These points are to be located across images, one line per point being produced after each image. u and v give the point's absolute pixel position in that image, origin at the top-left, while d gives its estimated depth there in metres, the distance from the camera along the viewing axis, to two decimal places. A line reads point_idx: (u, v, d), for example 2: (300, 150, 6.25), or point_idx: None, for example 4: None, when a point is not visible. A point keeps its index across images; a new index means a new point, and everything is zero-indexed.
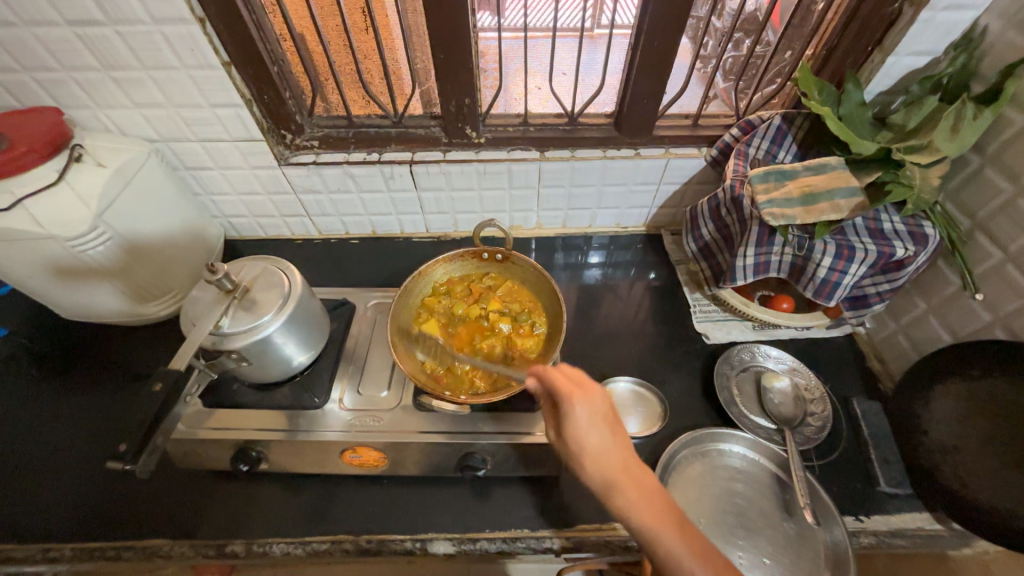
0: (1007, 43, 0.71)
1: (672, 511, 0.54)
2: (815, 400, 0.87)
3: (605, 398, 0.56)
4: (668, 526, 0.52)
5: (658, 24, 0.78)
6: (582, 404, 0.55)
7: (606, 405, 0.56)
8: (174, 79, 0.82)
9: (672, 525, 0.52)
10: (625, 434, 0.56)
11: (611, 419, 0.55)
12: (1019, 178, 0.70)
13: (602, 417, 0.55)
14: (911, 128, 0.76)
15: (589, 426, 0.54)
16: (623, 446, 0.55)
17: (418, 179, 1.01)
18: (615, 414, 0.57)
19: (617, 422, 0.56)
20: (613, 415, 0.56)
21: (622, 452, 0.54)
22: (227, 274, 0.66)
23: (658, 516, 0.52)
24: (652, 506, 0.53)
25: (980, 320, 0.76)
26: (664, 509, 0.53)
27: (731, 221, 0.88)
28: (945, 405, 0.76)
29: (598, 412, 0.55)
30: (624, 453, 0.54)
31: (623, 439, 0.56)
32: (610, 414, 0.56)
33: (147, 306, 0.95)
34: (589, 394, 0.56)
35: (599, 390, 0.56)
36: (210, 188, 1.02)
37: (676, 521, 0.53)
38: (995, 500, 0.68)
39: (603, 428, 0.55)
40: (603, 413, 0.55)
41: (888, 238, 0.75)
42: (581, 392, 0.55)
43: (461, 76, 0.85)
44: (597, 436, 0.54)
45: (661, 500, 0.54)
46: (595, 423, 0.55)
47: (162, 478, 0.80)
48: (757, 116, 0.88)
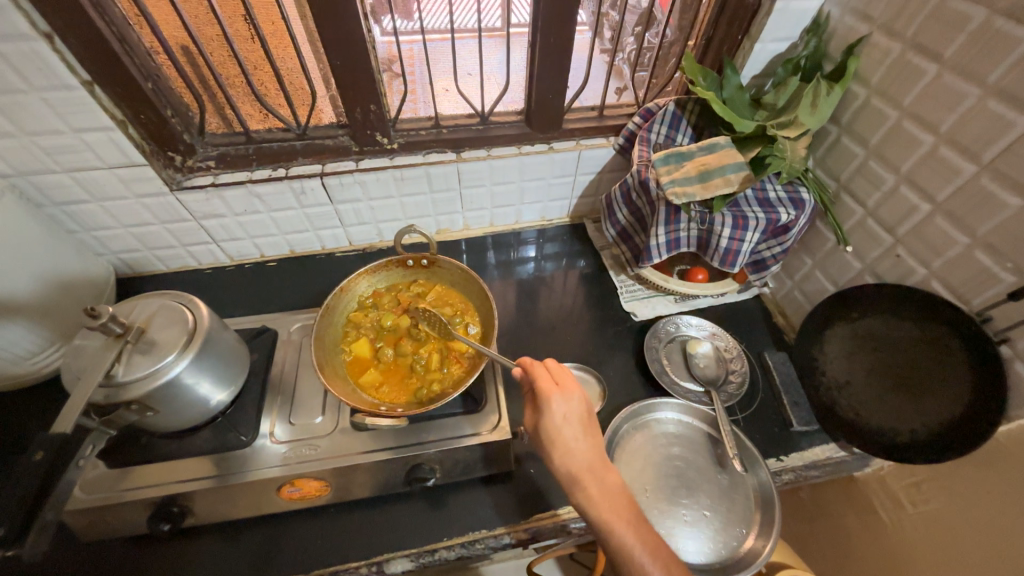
0: (847, 27, 0.81)
1: (627, 506, 0.61)
2: (734, 359, 0.95)
3: (581, 397, 0.65)
4: (620, 519, 0.60)
5: (550, 22, 0.80)
6: (559, 401, 0.63)
7: (581, 405, 0.64)
8: (22, 104, 0.72)
9: (624, 518, 0.60)
10: (594, 433, 0.65)
11: (582, 416, 0.64)
12: (868, 142, 0.81)
13: (575, 414, 0.64)
14: (780, 107, 0.85)
15: (563, 422, 0.63)
16: (590, 445, 0.63)
17: (332, 191, 0.97)
18: (589, 415, 0.65)
19: (589, 422, 0.65)
20: (586, 414, 0.64)
21: (587, 449, 0.63)
22: (113, 317, 0.59)
23: (613, 509, 0.60)
24: (608, 499, 0.60)
25: (854, 269, 0.87)
26: (620, 504, 0.61)
27: (641, 204, 0.94)
28: (835, 346, 0.86)
29: (572, 409, 0.64)
30: (589, 452, 0.63)
31: (593, 438, 0.64)
32: (584, 414, 0.64)
33: (24, 362, 0.82)
34: (566, 392, 0.64)
35: (576, 390, 0.65)
36: (89, 223, 0.90)
37: (629, 516, 0.60)
38: (882, 422, 0.79)
39: (575, 425, 0.63)
40: (576, 411, 0.64)
41: (773, 206, 0.84)
42: (560, 390, 0.64)
43: (363, 84, 0.83)
44: (568, 430, 0.63)
45: (619, 499, 0.61)
46: (568, 420, 0.63)
47: (66, 559, 0.70)
48: (655, 103, 0.94)
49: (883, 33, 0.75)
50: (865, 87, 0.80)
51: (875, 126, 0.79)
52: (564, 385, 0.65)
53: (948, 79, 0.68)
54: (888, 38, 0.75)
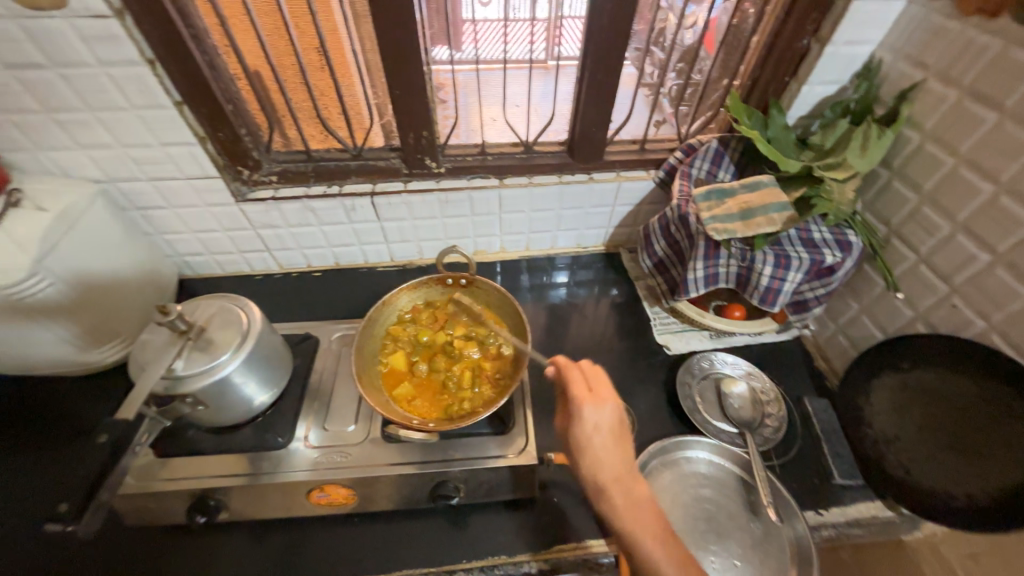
0: (900, 72, 0.81)
1: (655, 521, 0.59)
2: (771, 402, 0.92)
3: (615, 408, 0.63)
4: (648, 533, 0.58)
5: (599, 59, 0.84)
6: (592, 410, 0.62)
7: (614, 415, 0.63)
8: (122, 120, 0.81)
9: (651, 533, 0.58)
10: (625, 444, 0.63)
11: (614, 426, 0.62)
12: (921, 188, 0.79)
13: (607, 424, 0.62)
14: (828, 148, 0.85)
15: (594, 431, 0.62)
16: (622, 456, 0.61)
17: (380, 209, 1.02)
18: (621, 426, 0.63)
19: (622, 433, 0.63)
20: (619, 425, 0.63)
21: (618, 460, 0.61)
22: (180, 315, 0.64)
23: (640, 523, 0.58)
24: (636, 512, 0.59)
25: (905, 317, 0.84)
26: (648, 518, 0.59)
27: (680, 237, 0.94)
28: (884, 397, 0.82)
29: (605, 419, 0.62)
30: (619, 463, 0.61)
31: (624, 449, 0.62)
32: (616, 424, 0.63)
33: (92, 352, 0.89)
34: (600, 401, 0.63)
35: (610, 400, 0.63)
36: (162, 227, 0.99)
37: (657, 531, 0.58)
38: (935, 482, 0.74)
39: (607, 435, 0.62)
40: (609, 420, 0.62)
41: (818, 247, 0.82)
42: (593, 399, 0.63)
43: (417, 111, 0.88)
44: (599, 439, 0.61)
45: (647, 513, 0.59)
46: (599, 430, 0.62)
47: (107, 541, 0.74)
48: (697, 139, 0.96)
49: (939, 79, 0.75)
50: (919, 132, 0.78)
51: (930, 172, 0.77)
52: (598, 394, 0.64)
53: (1009, 128, 0.66)
54: (944, 86, 0.74)
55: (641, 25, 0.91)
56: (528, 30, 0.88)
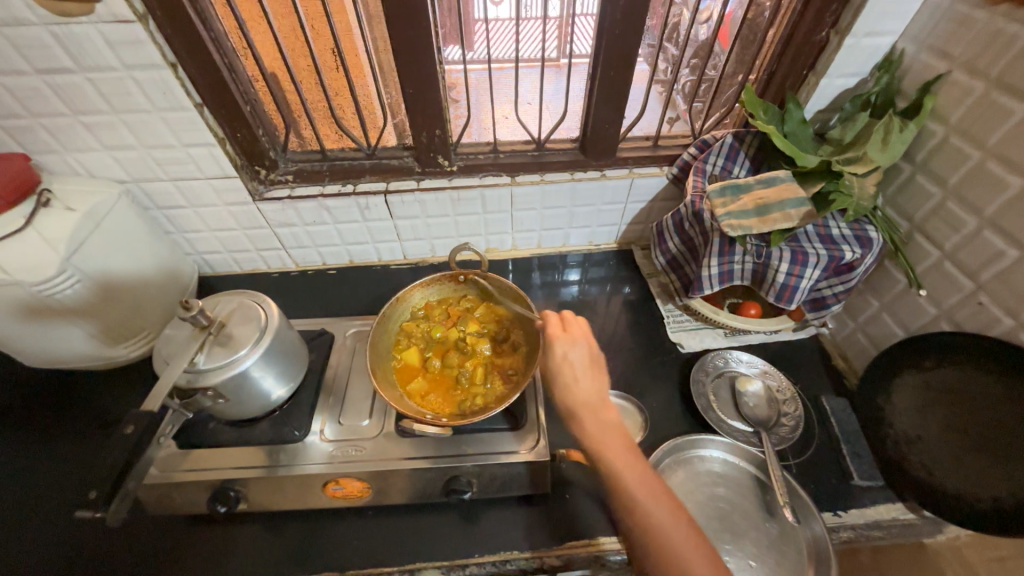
0: (923, 63, 0.79)
1: (624, 443, 0.61)
2: (787, 401, 0.90)
3: (585, 343, 0.68)
4: (613, 452, 0.60)
5: (611, 55, 0.84)
6: (562, 343, 0.68)
7: (585, 350, 0.67)
8: (145, 122, 0.83)
9: (617, 452, 0.60)
10: (598, 375, 0.66)
11: (584, 357, 0.67)
12: (946, 182, 0.77)
13: (578, 356, 0.67)
14: (847, 142, 0.83)
15: (564, 361, 0.66)
16: (591, 382, 0.65)
17: (393, 208, 1.04)
18: (594, 359, 0.68)
19: (593, 365, 0.67)
20: (590, 358, 0.67)
21: (586, 386, 0.64)
22: (201, 310, 0.66)
23: (604, 441, 0.60)
24: (600, 430, 0.61)
25: (928, 314, 0.81)
26: (613, 437, 0.61)
27: (694, 234, 0.93)
28: (905, 396, 0.80)
29: (575, 352, 0.67)
30: (587, 389, 0.64)
31: (594, 378, 0.66)
32: (587, 357, 0.67)
33: (117, 348, 0.93)
34: (570, 336, 0.68)
35: (581, 336, 0.68)
36: (183, 226, 1.01)
37: (621, 447, 0.60)
38: (958, 485, 0.72)
39: (577, 365, 0.66)
40: (579, 352, 0.67)
41: (837, 243, 0.80)
42: (565, 335, 0.68)
43: (431, 110, 0.89)
44: (568, 368, 0.66)
45: (614, 433, 0.61)
46: (569, 360, 0.66)
47: (132, 530, 0.77)
48: (712, 135, 0.95)
49: (964, 70, 0.72)
50: (943, 124, 0.76)
51: (955, 165, 0.75)
52: (570, 331, 0.69)
53: None
54: (971, 76, 0.71)
55: (654, 20, 0.90)
56: (540, 27, 0.88)
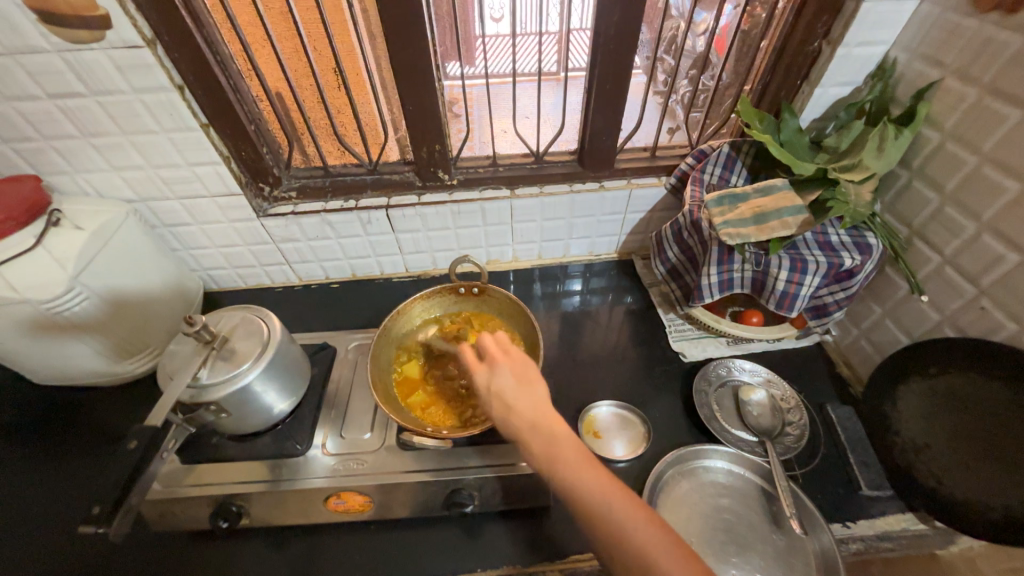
0: (916, 71, 0.79)
1: (581, 458, 0.53)
2: (792, 410, 0.89)
3: (506, 363, 0.61)
4: (569, 472, 0.52)
5: (607, 68, 0.85)
6: (482, 373, 0.61)
7: (507, 371, 0.60)
8: (153, 142, 0.86)
9: (575, 472, 0.51)
10: (532, 391, 0.59)
11: (509, 380, 0.60)
12: (943, 188, 0.77)
13: (503, 379, 0.60)
14: (844, 149, 0.83)
15: (490, 389, 0.60)
16: (524, 402, 0.57)
17: (395, 222, 1.05)
18: (524, 374, 0.60)
19: (523, 380, 0.60)
20: (516, 375, 0.60)
21: (522, 406, 0.57)
22: (205, 325, 0.67)
23: (556, 460, 0.53)
24: (549, 452, 0.54)
25: (931, 320, 0.81)
26: (565, 453, 0.53)
27: (693, 243, 0.93)
28: (910, 403, 0.79)
29: (499, 376, 0.60)
30: (525, 408, 0.57)
31: (530, 395, 0.58)
32: (514, 376, 0.60)
33: (123, 364, 0.94)
34: (489, 363, 0.62)
35: (499, 359, 0.62)
36: (188, 243, 1.03)
37: (576, 464, 0.52)
38: (968, 493, 0.71)
39: (505, 387, 0.59)
40: (503, 377, 0.60)
41: (836, 251, 0.81)
42: (482, 364, 0.62)
43: (430, 125, 0.91)
44: (497, 395, 0.59)
45: (566, 449, 0.53)
46: (495, 388, 0.59)
47: (134, 546, 0.77)
48: (708, 145, 0.96)
49: (957, 77, 0.73)
50: (938, 131, 0.77)
51: (951, 171, 0.75)
52: (488, 356, 0.62)
53: None
54: (963, 83, 0.72)
55: (649, 33, 0.92)
56: (536, 43, 0.90)
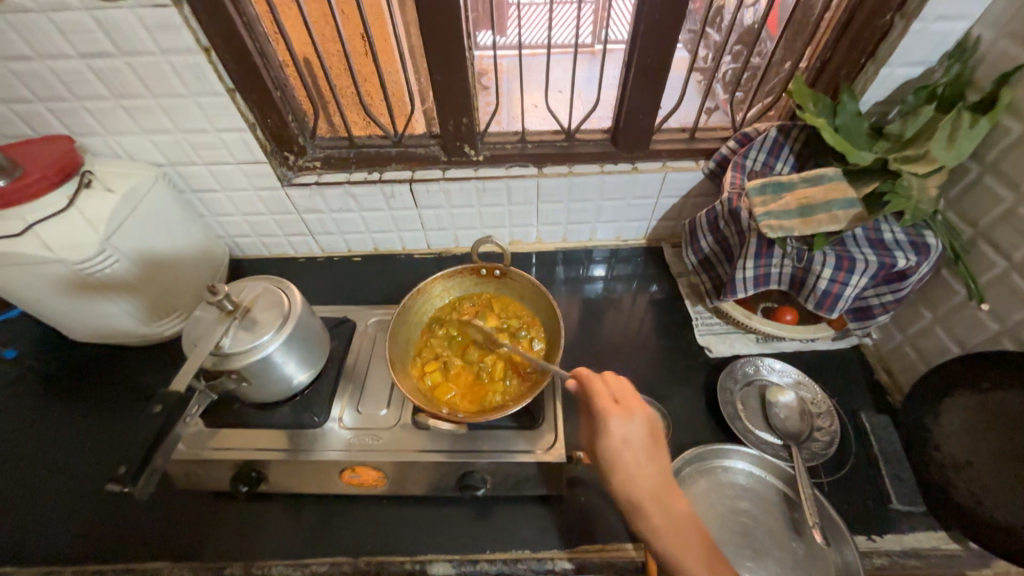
0: (1002, 52, 0.71)
1: (698, 538, 0.58)
2: (822, 415, 0.85)
3: (643, 417, 0.61)
4: (691, 554, 0.56)
5: (650, 41, 0.79)
6: (619, 422, 0.60)
7: (642, 427, 0.60)
8: (181, 106, 0.85)
9: (694, 553, 0.57)
10: (660, 458, 0.61)
11: (644, 439, 0.60)
12: (1019, 186, 0.69)
13: (638, 437, 0.60)
14: (907, 138, 0.76)
15: (622, 446, 0.59)
16: (654, 468, 0.59)
17: (418, 196, 1.03)
18: (652, 435, 0.61)
19: (652, 444, 0.61)
20: (649, 435, 0.60)
21: (651, 475, 0.59)
22: (227, 295, 0.67)
23: (680, 542, 0.57)
24: (673, 529, 0.57)
25: (988, 331, 0.75)
26: (686, 534, 0.57)
27: (729, 234, 0.88)
28: (954, 417, 0.74)
29: (633, 431, 0.60)
30: (652, 476, 0.59)
31: (656, 462, 0.60)
32: (646, 436, 0.60)
33: (153, 326, 0.96)
34: (627, 413, 0.60)
35: (639, 411, 0.61)
36: (215, 209, 1.04)
37: (696, 547, 0.57)
38: (1009, 517, 0.66)
39: (636, 449, 0.59)
40: (639, 433, 0.60)
41: (889, 249, 0.74)
42: (619, 411, 0.61)
43: (458, 97, 0.87)
44: (629, 454, 0.59)
45: (687, 530, 0.58)
46: (629, 444, 0.59)
47: (161, 501, 0.80)
48: (754, 129, 0.88)
49: None
50: (1021, 121, 0.68)
51: None
52: (624, 405, 0.61)
53: None
54: None
55: (698, 4, 0.87)
56: (574, 12, 0.84)
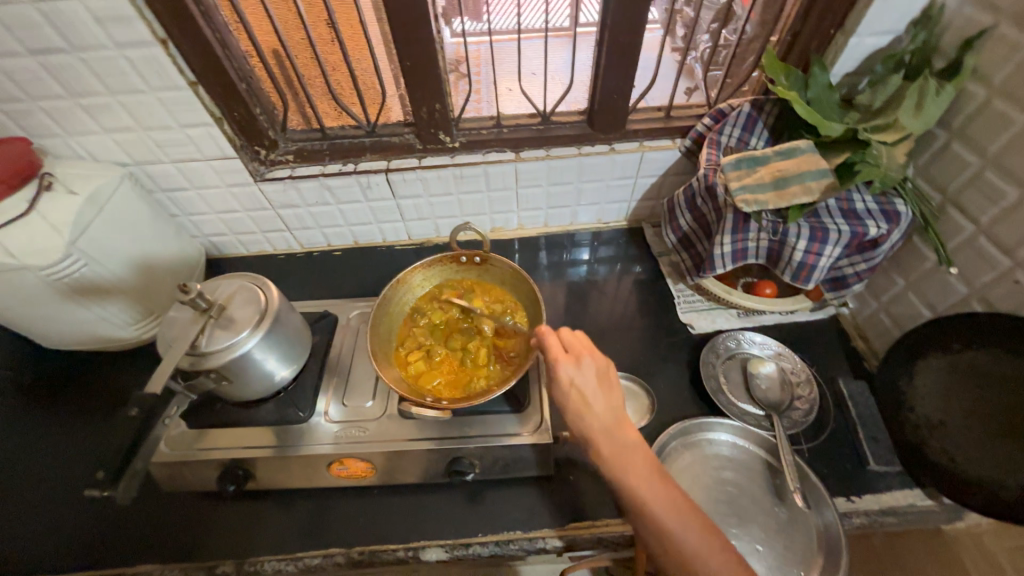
0: (966, 18, 0.71)
1: (650, 467, 0.58)
2: (801, 384, 0.87)
3: (590, 360, 0.64)
4: (639, 479, 0.57)
5: (620, 19, 0.78)
6: (567, 367, 0.64)
7: (590, 369, 0.63)
8: (141, 102, 0.82)
9: (645, 482, 0.57)
10: (611, 398, 0.63)
11: (593, 380, 0.63)
12: (985, 150, 0.71)
13: (586, 379, 0.63)
14: (876, 108, 0.77)
15: (570, 385, 0.63)
16: (604, 406, 0.62)
17: (395, 186, 1.01)
18: (602, 376, 0.64)
19: (602, 383, 0.63)
20: (597, 376, 0.63)
21: (600, 410, 0.61)
22: (200, 293, 0.66)
23: (628, 469, 0.57)
24: (620, 458, 0.58)
25: (957, 294, 0.77)
26: (635, 463, 0.58)
27: (707, 210, 0.89)
28: (927, 378, 0.76)
29: (582, 374, 0.63)
30: (600, 411, 0.61)
31: (606, 398, 0.62)
32: (595, 377, 0.63)
33: (132, 329, 0.94)
34: (573, 357, 0.64)
35: (587, 356, 0.64)
36: (187, 208, 1.01)
37: (646, 474, 0.57)
38: (983, 472, 0.69)
39: (584, 388, 0.62)
40: (587, 374, 0.63)
41: (860, 219, 0.76)
42: (567, 357, 0.64)
43: (430, 83, 0.85)
44: (576, 393, 0.62)
45: (637, 459, 0.58)
46: (577, 385, 0.62)
47: (150, 504, 0.80)
48: (728, 104, 0.89)
49: (1013, 23, 0.65)
50: (985, 86, 0.69)
51: (995, 133, 0.69)
52: (572, 350, 0.65)
53: None
54: (1020, 30, 0.64)
55: None
56: None
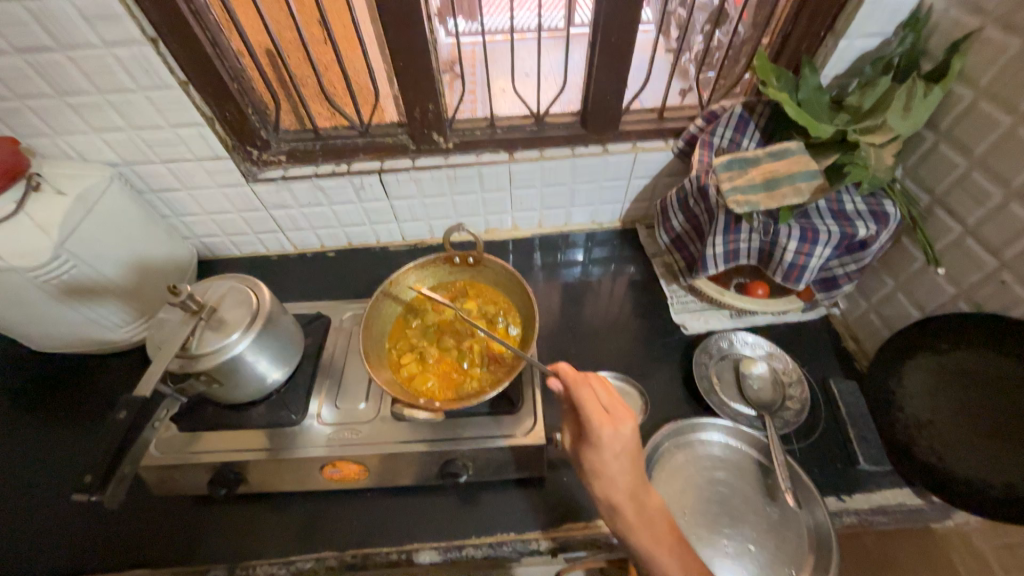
0: (953, 21, 0.72)
1: (670, 533, 0.61)
2: (793, 383, 0.88)
3: (633, 428, 0.61)
4: (664, 547, 0.60)
5: (612, 20, 0.78)
6: (612, 434, 0.60)
7: (632, 436, 0.61)
8: (131, 101, 0.81)
9: (668, 547, 0.60)
10: (641, 461, 0.63)
11: (632, 446, 0.61)
12: (972, 152, 0.71)
13: (627, 445, 0.60)
14: (865, 110, 0.77)
15: (611, 454, 0.60)
16: (637, 472, 0.62)
17: (388, 187, 1.01)
18: (638, 443, 0.62)
19: (638, 450, 0.62)
20: (636, 443, 0.62)
21: (634, 479, 0.61)
22: (191, 294, 0.66)
23: (654, 537, 0.60)
24: (647, 525, 0.60)
25: (946, 294, 0.77)
26: (660, 530, 0.61)
27: (699, 212, 0.89)
28: (917, 377, 0.77)
29: (624, 440, 0.60)
30: (634, 479, 0.61)
31: (639, 467, 0.62)
32: (634, 445, 0.61)
33: (122, 331, 0.93)
34: (618, 424, 0.60)
35: (631, 421, 0.61)
36: (178, 209, 1.01)
37: (669, 540, 0.60)
38: (971, 470, 0.69)
39: (624, 457, 0.61)
40: (627, 442, 0.60)
41: (850, 220, 0.76)
42: (612, 422, 0.60)
43: (423, 84, 0.85)
44: (616, 462, 0.60)
45: (660, 526, 0.61)
46: (617, 452, 0.60)
47: (139, 509, 0.79)
48: (720, 106, 0.89)
49: (999, 27, 0.66)
50: (972, 89, 0.70)
51: (982, 134, 0.70)
52: (615, 415, 0.61)
53: None
54: (1005, 34, 0.65)
55: None
56: None
